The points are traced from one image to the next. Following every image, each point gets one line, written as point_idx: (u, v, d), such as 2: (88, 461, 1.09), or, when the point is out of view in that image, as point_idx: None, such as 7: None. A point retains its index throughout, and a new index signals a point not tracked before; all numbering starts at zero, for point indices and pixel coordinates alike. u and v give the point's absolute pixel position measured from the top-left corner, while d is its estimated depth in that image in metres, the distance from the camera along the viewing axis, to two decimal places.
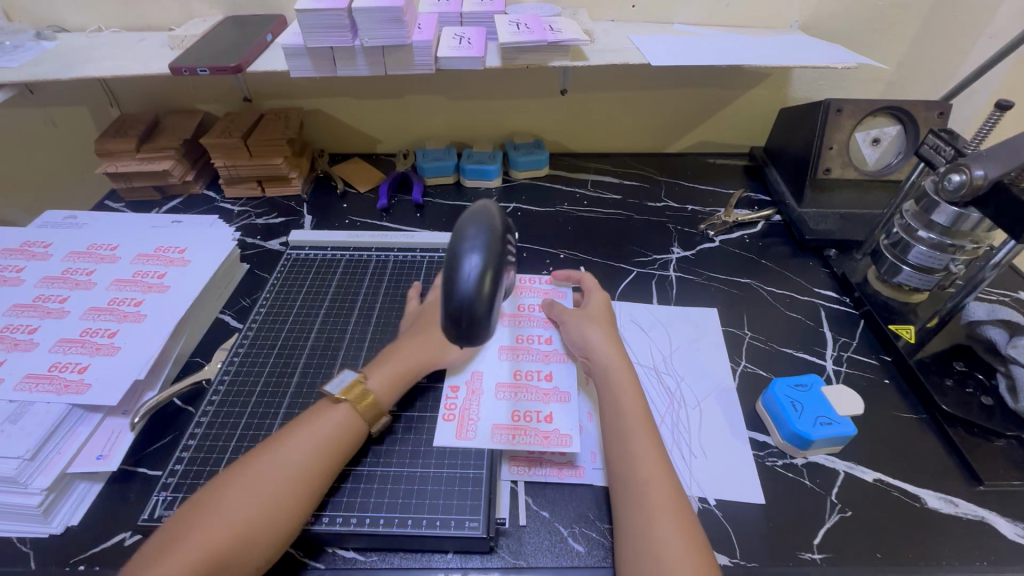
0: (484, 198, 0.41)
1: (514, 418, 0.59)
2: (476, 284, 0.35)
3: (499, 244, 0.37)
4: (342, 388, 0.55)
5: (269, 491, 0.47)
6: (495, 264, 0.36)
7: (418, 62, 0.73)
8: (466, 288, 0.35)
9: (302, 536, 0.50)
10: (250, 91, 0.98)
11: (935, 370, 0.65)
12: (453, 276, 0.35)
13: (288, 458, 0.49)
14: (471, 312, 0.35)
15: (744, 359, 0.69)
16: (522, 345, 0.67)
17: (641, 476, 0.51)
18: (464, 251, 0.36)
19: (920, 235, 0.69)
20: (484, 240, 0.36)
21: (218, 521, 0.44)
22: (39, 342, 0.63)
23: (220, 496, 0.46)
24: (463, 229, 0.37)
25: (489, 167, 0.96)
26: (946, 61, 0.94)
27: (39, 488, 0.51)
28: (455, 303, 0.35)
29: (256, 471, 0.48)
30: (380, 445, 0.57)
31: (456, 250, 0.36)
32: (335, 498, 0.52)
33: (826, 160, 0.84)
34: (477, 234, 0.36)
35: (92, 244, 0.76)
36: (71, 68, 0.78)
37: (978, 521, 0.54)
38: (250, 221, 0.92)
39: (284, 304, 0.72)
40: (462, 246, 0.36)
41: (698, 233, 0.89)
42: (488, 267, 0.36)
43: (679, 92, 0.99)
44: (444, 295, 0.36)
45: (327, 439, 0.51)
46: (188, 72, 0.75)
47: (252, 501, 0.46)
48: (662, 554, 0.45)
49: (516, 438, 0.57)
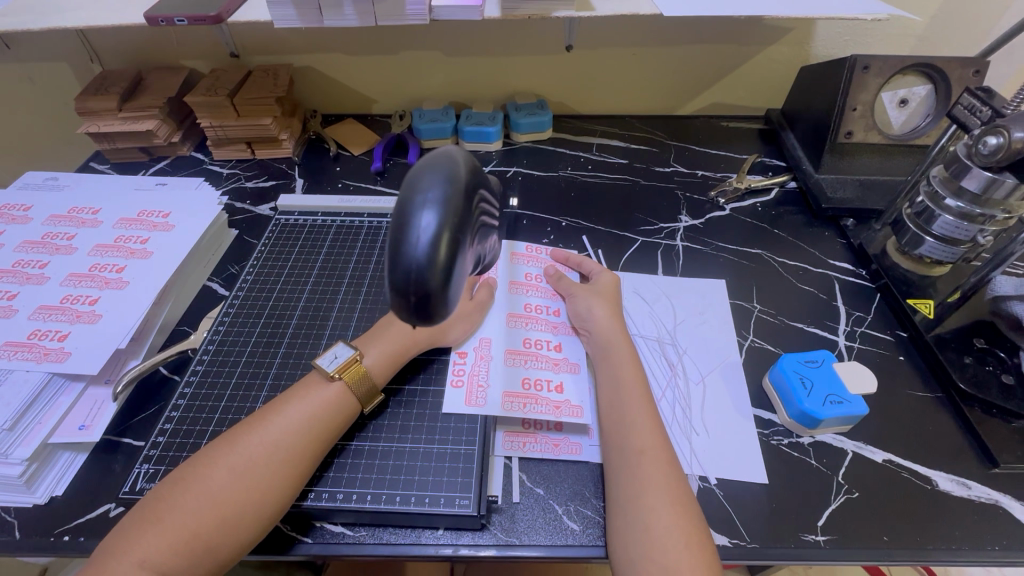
0: (450, 148, 0.37)
1: (523, 386, 0.57)
2: (427, 248, 0.31)
3: (457, 200, 0.33)
4: (337, 366, 0.53)
5: (247, 470, 0.45)
6: (452, 222, 0.32)
7: (410, 11, 0.67)
8: (417, 250, 0.32)
9: (295, 513, 0.49)
10: (237, 46, 0.92)
11: (953, 347, 0.62)
12: (404, 237, 0.32)
13: (278, 434, 0.47)
14: (421, 283, 0.32)
15: (752, 334, 0.66)
16: (531, 315, 0.64)
17: (637, 446, 0.49)
18: (416, 209, 0.32)
19: (947, 204, 0.64)
20: (441, 195, 0.33)
21: (197, 503, 0.43)
22: (19, 308, 0.60)
23: (197, 474, 0.45)
24: (418, 181, 0.33)
25: (488, 129, 0.91)
26: (985, 13, 0.86)
27: (20, 458, 0.50)
28: (404, 269, 0.32)
29: (237, 451, 0.46)
30: (381, 419, 0.55)
31: (409, 206, 0.33)
32: (328, 474, 0.51)
33: (848, 123, 0.78)
34: (434, 190, 0.33)
35: (73, 208, 0.73)
36: (41, 17, 0.73)
37: (991, 505, 0.51)
38: (240, 184, 0.88)
39: (273, 271, 0.70)
40: (415, 201, 0.32)
41: (708, 201, 0.85)
42: (444, 225, 0.32)
43: (693, 49, 0.92)
44: (394, 260, 0.32)
45: (314, 421, 0.49)
46: (165, 22, 0.70)
47: (237, 480, 0.44)
48: (651, 525, 0.44)
49: (526, 406, 0.55)
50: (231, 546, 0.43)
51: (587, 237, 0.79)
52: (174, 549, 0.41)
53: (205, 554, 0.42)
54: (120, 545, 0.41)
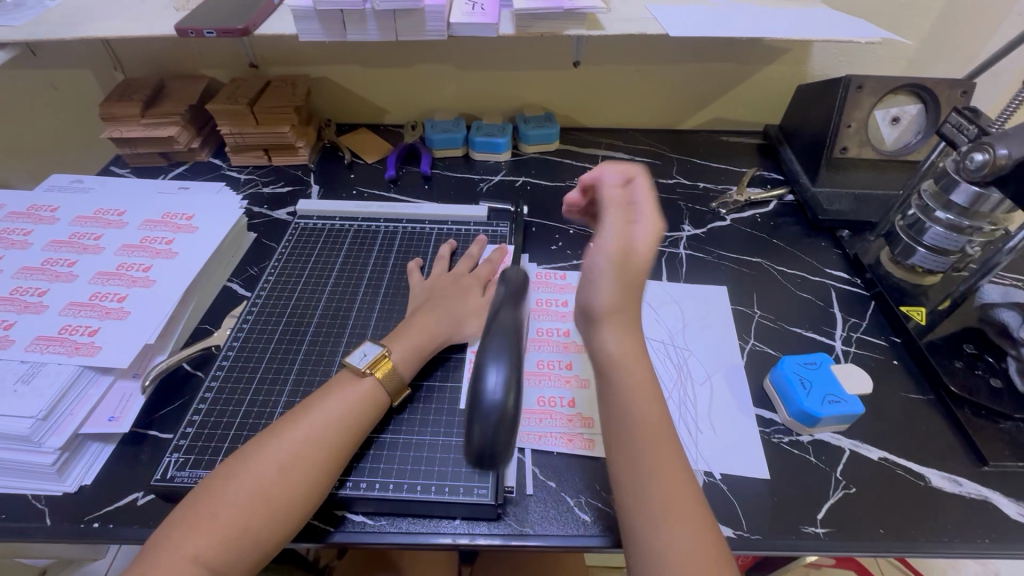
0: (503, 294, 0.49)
1: (538, 403, 0.60)
2: (500, 400, 0.41)
3: (518, 358, 0.43)
4: (367, 362, 0.55)
5: (291, 465, 0.47)
6: (516, 377, 0.42)
7: (430, 28, 0.71)
8: (493, 402, 0.41)
9: (326, 502, 0.51)
10: (256, 57, 0.95)
11: (945, 352, 0.65)
12: (478, 392, 0.41)
13: (317, 429, 0.49)
14: (495, 433, 0.40)
15: (753, 337, 0.69)
16: (543, 338, 0.67)
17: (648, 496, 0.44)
18: (487, 369, 0.42)
19: (937, 216, 0.68)
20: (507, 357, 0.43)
21: (245, 497, 0.45)
22: (49, 305, 0.63)
23: (243, 467, 0.47)
24: (488, 346, 0.43)
25: (498, 140, 0.95)
26: (972, 37, 0.91)
27: (53, 447, 0.52)
28: (483, 420, 0.40)
29: (280, 446, 0.48)
30: (407, 413, 0.57)
31: (482, 362, 0.43)
32: (360, 465, 0.53)
33: (843, 139, 0.82)
34: (500, 352, 0.43)
35: (99, 210, 0.75)
36: (74, 27, 0.76)
37: (981, 500, 0.54)
38: (257, 189, 0.91)
39: (295, 271, 0.72)
40: (488, 361, 0.42)
41: (709, 211, 0.88)
42: (509, 380, 0.42)
43: (695, 67, 0.96)
44: (473, 410, 0.41)
45: (350, 416, 0.51)
46: (194, 34, 0.73)
47: (281, 474, 0.46)
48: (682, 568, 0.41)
49: (542, 420, 0.59)
50: (277, 536, 0.45)
51: None
52: (225, 540, 0.43)
53: (254, 544, 0.44)
54: (172, 538, 0.43)
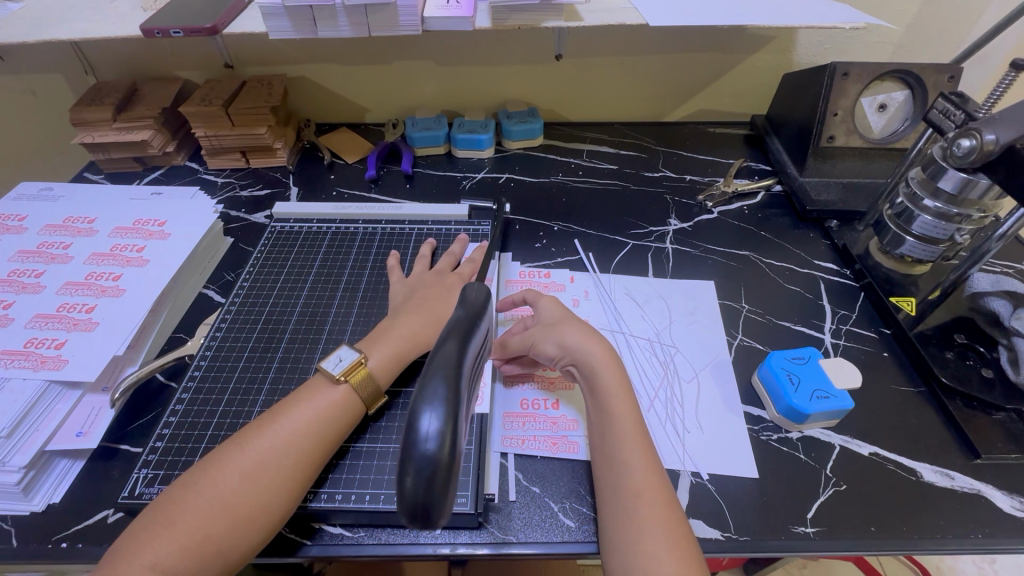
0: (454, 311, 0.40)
1: (522, 406, 0.59)
2: (434, 451, 0.32)
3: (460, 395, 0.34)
4: (342, 369, 0.53)
5: (259, 474, 0.45)
6: (454, 420, 0.33)
7: (403, 23, 0.69)
8: (428, 451, 0.33)
9: (300, 514, 0.49)
10: (231, 57, 0.93)
11: (936, 343, 0.64)
12: (410, 443, 0.33)
13: (288, 437, 0.48)
14: (431, 482, 0.33)
15: (741, 333, 0.67)
16: None
17: (632, 488, 0.47)
18: (420, 412, 0.33)
19: (925, 204, 0.67)
20: (444, 398, 0.34)
21: (208, 505, 0.44)
22: (15, 317, 0.61)
23: (209, 476, 0.45)
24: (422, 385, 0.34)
25: (480, 136, 0.93)
26: (960, 20, 0.89)
27: (17, 466, 0.50)
28: (417, 471, 0.32)
29: (248, 454, 0.46)
30: (383, 421, 0.55)
31: (414, 404, 0.34)
32: (335, 475, 0.51)
33: (830, 127, 0.81)
34: (436, 397, 0.34)
35: (68, 217, 0.73)
36: (37, 30, 0.74)
37: (974, 494, 0.53)
38: (234, 193, 0.89)
39: (270, 277, 0.70)
40: (421, 404, 0.33)
41: (696, 204, 0.87)
42: (446, 427, 0.33)
43: (679, 57, 0.94)
44: (403, 462, 0.33)
45: (323, 422, 0.50)
46: (160, 34, 0.71)
47: (248, 484, 0.45)
48: (648, 553, 0.43)
49: (525, 424, 0.58)
50: (241, 546, 0.44)
51: (578, 241, 0.80)
52: (187, 551, 0.42)
53: (218, 556, 0.43)
54: (133, 548, 0.42)
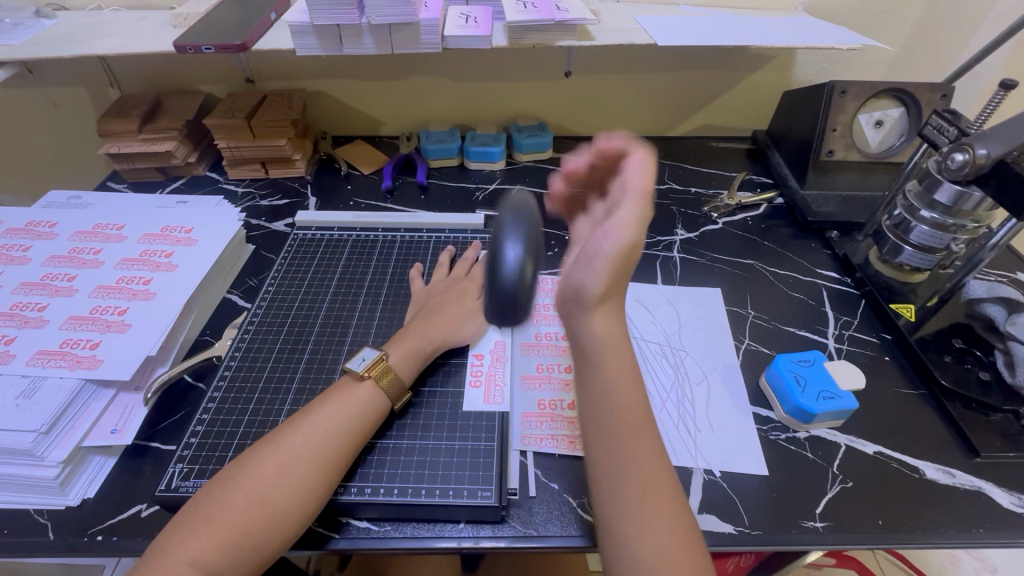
0: (521, 197, 0.56)
1: (539, 407, 0.61)
2: (516, 275, 0.51)
3: (534, 243, 0.53)
4: (365, 366, 0.56)
5: (290, 469, 0.47)
6: (530, 255, 0.52)
7: (424, 40, 0.73)
8: (510, 273, 0.51)
9: (336, 509, 0.51)
10: (252, 72, 0.97)
11: (934, 347, 0.66)
12: (501, 264, 0.52)
13: (315, 433, 0.50)
14: (514, 296, 0.52)
15: (748, 338, 0.70)
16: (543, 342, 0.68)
17: (638, 482, 0.44)
18: (506, 247, 0.52)
19: (922, 215, 0.70)
20: (523, 240, 0.52)
21: (242, 500, 0.46)
22: (50, 319, 0.63)
23: (242, 473, 0.47)
24: (504, 229, 0.53)
25: (493, 149, 0.96)
26: (951, 41, 0.93)
27: (55, 461, 0.52)
28: (505, 285, 0.52)
29: (278, 450, 0.48)
30: (415, 419, 0.58)
31: (500, 245, 0.53)
32: (363, 470, 0.53)
33: (829, 142, 0.85)
34: (516, 236, 0.52)
35: (97, 224, 0.76)
36: (72, 46, 0.77)
37: (974, 491, 0.55)
38: (254, 202, 0.92)
39: (293, 283, 0.73)
40: (505, 244, 0.52)
41: (702, 215, 0.90)
42: (523, 261, 0.52)
43: (684, 75, 0.99)
44: (495, 279, 0.52)
45: (347, 419, 0.52)
46: (192, 50, 0.74)
47: (279, 479, 0.47)
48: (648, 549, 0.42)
49: (542, 423, 0.60)
50: (273, 541, 0.45)
51: None
52: (223, 545, 0.43)
53: (254, 549, 0.44)
54: (172, 543, 0.44)
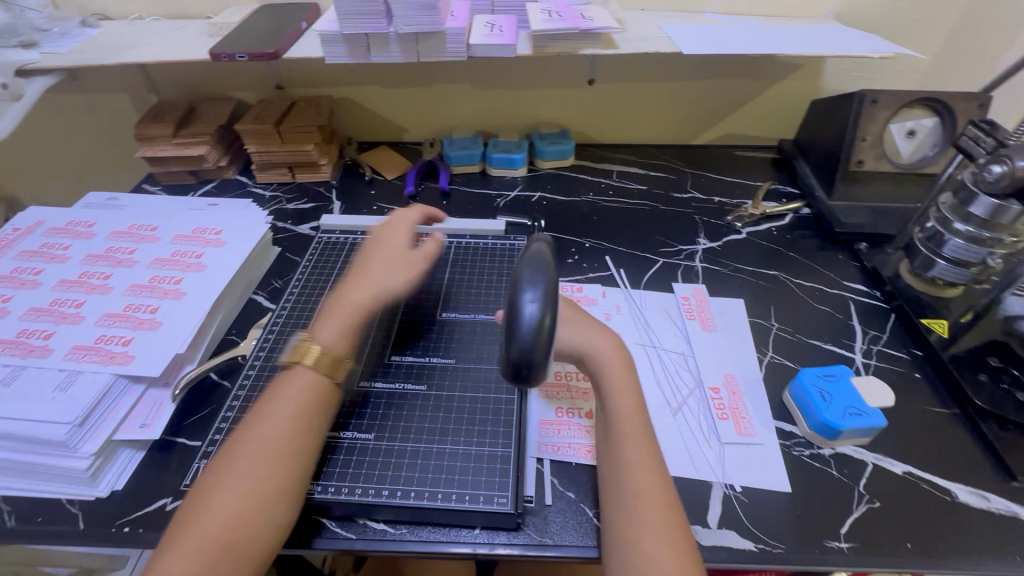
0: (540, 248, 0.54)
1: (557, 414, 0.61)
2: (535, 327, 0.46)
3: (552, 292, 0.49)
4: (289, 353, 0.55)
5: (251, 466, 0.48)
6: (550, 309, 0.47)
7: (450, 49, 0.74)
8: (527, 327, 0.46)
9: (355, 508, 0.52)
10: (282, 79, 1.00)
11: (969, 365, 0.64)
12: (518, 317, 0.47)
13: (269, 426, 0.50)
14: (530, 356, 0.46)
15: (771, 350, 0.69)
16: None
17: (633, 488, 0.49)
18: (524, 297, 0.48)
19: (956, 228, 0.68)
20: (541, 287, 0.48)
21: (212, 510, 0.45)
22: (86, 316, 0.65)
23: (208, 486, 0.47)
24: (523, 278, 0.49)
25: (514, 156, 0.97)
26: (989, 49, 0.91)
27: (87, 453, 0.54)
28: (521, 342, 0.46)
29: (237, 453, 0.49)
30: (433, 424, 0.58)
31: (518, 296, 0.48)
32: (382, 472, 0.54)
33: (859, 152, 0.83)
34: (535, 281, 0.49)
35: (132, 225, 0.79)
36: (115, 54, 0.81)
37: (1010, 517, 0.53)
38: (281, 206, 0.94)
39: (317, 285, 0.74)
40: (523, 295, 0.48)
41: (725, 225, 0.89)
42: (543, 313, 0.47)
43: (708, 83, 0.98)
44: (511, 336, 0.47)
45: (295, 405, 0.52)
46: (227, 58, 0.76)
47: (242, 479, 0.47)
48: (646, 553, 0.45)
49: (560, 430, 0.60)
50: (264, 540, 0.46)
51: (609, 257, 0.83)
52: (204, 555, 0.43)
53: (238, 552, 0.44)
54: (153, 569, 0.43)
